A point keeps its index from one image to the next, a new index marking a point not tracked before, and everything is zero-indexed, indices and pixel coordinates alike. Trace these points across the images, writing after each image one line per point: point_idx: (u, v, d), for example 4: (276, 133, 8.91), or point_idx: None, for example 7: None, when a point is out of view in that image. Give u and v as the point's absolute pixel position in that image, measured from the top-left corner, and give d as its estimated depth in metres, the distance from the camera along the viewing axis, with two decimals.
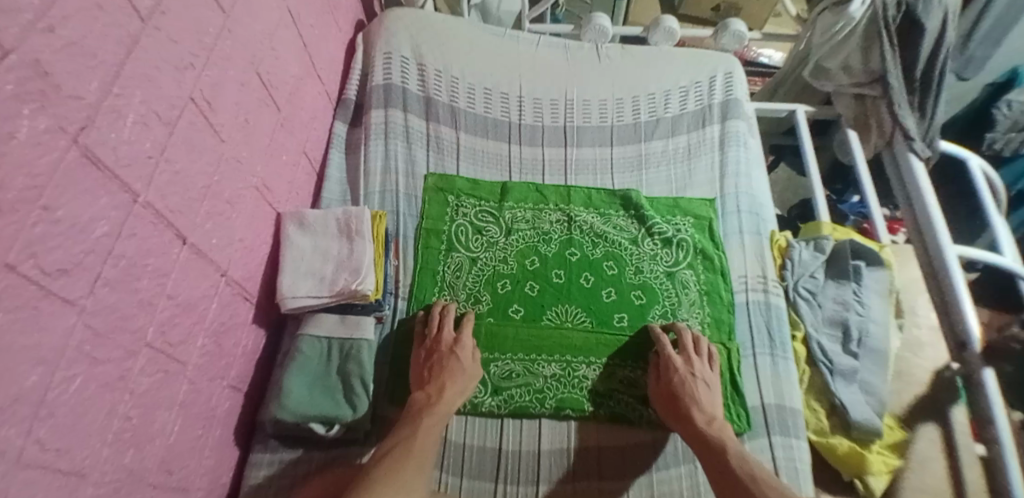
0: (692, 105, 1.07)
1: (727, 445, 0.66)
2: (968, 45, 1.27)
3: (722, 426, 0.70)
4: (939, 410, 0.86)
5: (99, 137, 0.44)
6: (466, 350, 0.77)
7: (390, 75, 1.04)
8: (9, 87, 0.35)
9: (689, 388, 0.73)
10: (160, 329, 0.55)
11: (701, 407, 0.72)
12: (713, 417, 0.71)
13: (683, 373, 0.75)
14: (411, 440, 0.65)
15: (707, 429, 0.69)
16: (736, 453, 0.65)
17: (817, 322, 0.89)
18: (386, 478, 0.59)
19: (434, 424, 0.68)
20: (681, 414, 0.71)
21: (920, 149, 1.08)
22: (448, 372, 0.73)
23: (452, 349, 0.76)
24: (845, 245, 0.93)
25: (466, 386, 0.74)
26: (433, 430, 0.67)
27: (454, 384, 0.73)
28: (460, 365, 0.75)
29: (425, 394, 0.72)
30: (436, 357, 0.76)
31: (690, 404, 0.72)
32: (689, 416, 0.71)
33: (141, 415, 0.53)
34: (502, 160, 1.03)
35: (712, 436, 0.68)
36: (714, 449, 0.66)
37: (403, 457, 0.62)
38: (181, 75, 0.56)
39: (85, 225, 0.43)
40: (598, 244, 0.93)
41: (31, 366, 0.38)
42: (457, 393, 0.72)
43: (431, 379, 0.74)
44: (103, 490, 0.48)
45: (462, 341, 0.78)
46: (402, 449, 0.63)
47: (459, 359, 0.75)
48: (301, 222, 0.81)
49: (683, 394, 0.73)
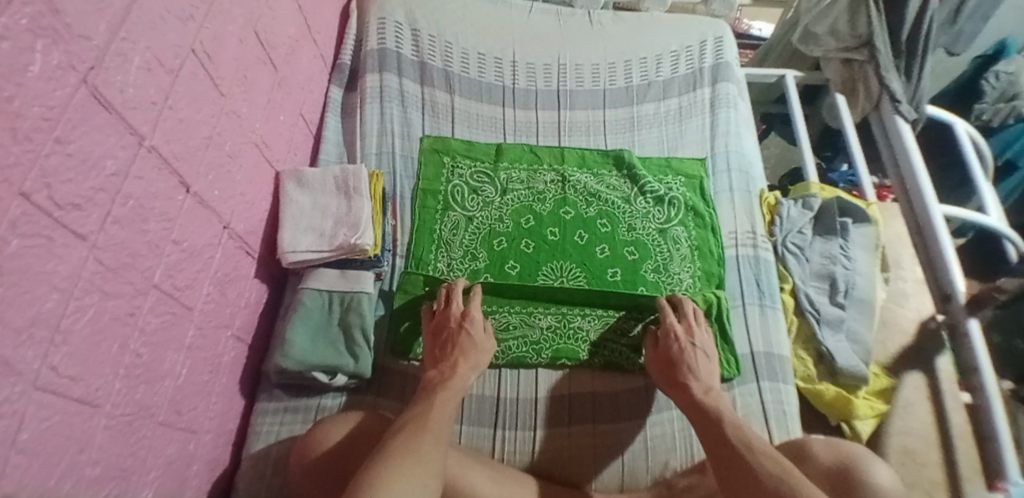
0: (683, 69, 1.10)
1: (722, 414, 0.63)
2: (957, 21, 1.26)
3: (719, 396, 0.68)
4: (924, 358, 0.89)
5: (107, 78, 0.46)
6: (477, 325, 0.75)
7: (384, 39, 1.06)
8: (24, 21, 0.35)
9: (688, 358, 0.72)
10: (168, 272, 0.57)
11: (698, 376, 0.70)
12: (710, 387, 0.69)
13: (683, 343, 0.74)
14: (426, 413, 0.60)
15: (703, 398, 0.66)
16: (731, 422, 0.62)
17: (805, 274, 0.92)
18: (399, 447, 0.54)
19: (450, 397, 0.64)
20: (677, 381, 0.70)
21: (906, 111, 1.09)
22: (459, 349, 0.71)
23: (461, 324, 0.75)
24: (832, 203, 0.96)
25: (479, 361, 0.71)
26: (449, 402, 0.64)
27: (466, 359, 0.70)
28: (472, 340, 0.73)
29: (439, 371, 0.69)
30: (446, 334, 0.74)
31: (687, 374, 0.70)
32: (685, 384, 0.69)
33: (150, 354, 0.54)
34: (497, 123, 1.05)
35: (707, 404, 0.65)
36: (710, 417, 0.63)
37: (419, 428, 0.58)
38: (183, 27, 0.58)
39: (95, 162, 0.45)
40: (592, 203, 0.95)
41: (47, 292, 0.39)
42: (469, 368, 0.70)
43: (444, 357, 0.71)
44: (115, 421, 0.49)
45: (471, 314, 0.76)
46: (416, 422, 0.58)
47: (469, 334, 0.74)
48: (300, 180, 0.83)
49: (680, 363, 0.72)
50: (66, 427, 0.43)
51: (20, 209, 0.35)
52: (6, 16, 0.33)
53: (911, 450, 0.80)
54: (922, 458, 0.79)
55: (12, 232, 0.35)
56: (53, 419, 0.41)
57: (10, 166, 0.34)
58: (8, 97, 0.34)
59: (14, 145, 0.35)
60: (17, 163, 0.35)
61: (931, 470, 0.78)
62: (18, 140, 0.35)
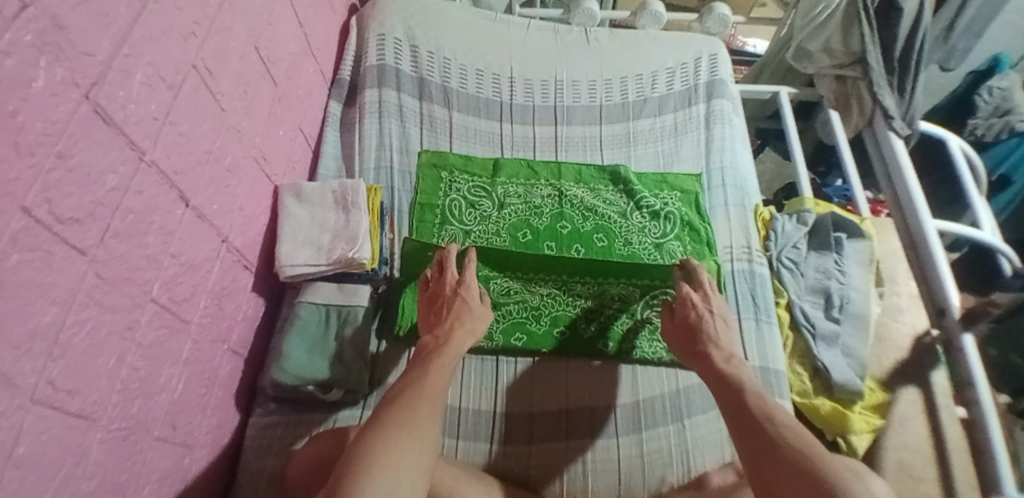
0: (679, 85, 1.11)
1: (744, 383, 0.64)
2: (950, 37, 1.29)
3: (740, 363, 0.68)
4: (921, 374, 0.90)
5: (109, 94, 0.46)
6: (472, 292, 0.76)
7: (383, 56, 1.08)
8: (29, 38, 0.36)
9: (705, 326, 0.73)
10: (166, 286, 0.57)
11: (719, 345, 0.70)
12: (732, 355, 0.70)
13: (701, 310, 0.75)
14: (424, 380, 0.61)
15: (725, 366, 0.67)
16: (752, 391, 0.62)
17: (800, 289, 0.93)
18: (396, 418, 0.54)
19: (447, 362, 0.65)
20: (697, 350, 0.71)
21: (899, 128, 1.10)
22: (455, 314, 0.72)
23: (457, 291, 0.75)
24: (826, 219, 0.98)
25: (476, 326, 0.72)
26: (444, 367, 0.64)
27: (463, 325, 0.71)
28: (467, 307, 0.73)
29: (434, 336, 0.70)
30: (442, 301, 0.75)
31: (707, 342, 0.71)
32: (706, 352, 0.70)
33: (148, 368, 0.55)
34: (494, 138, 1.06)
35: (729, 372, 0.66)
36: (732, 385, 0.64)
37: (412, 399, 0.57)
38: (185, 43, 0.59)
39: (96, 178, 0.45)
40: (588, 217, 0.95)
41: (46, 305, 0.40)
42: (467, 333, 0.70)
43: (439, 322, 0.72)
44: (110, 435, 0.49)
45: (467, 282, 0.76)
46: (414, 388, 0.59)
47: (465, 300, 0.74)
48: (298, 194, 0.84)
49: (699, 332, 0.72)
50: (61, 442, 0.43)
51: (21, 223, 0.36)
52: (9, 33, 0.34)
53: (906, 465, 0.80)
54: (918, 473, 0.79)
55: (12, 245, 0.35)
56: (50, 433, 0.41)
57: (12, 180, 0.35)
58: (11, 112, 0.34)
59: (16, 160, 0.35)
60: (19, 178, 0.35)
61: (927, 486, 0.78)
62: (21, 155, 0.36)
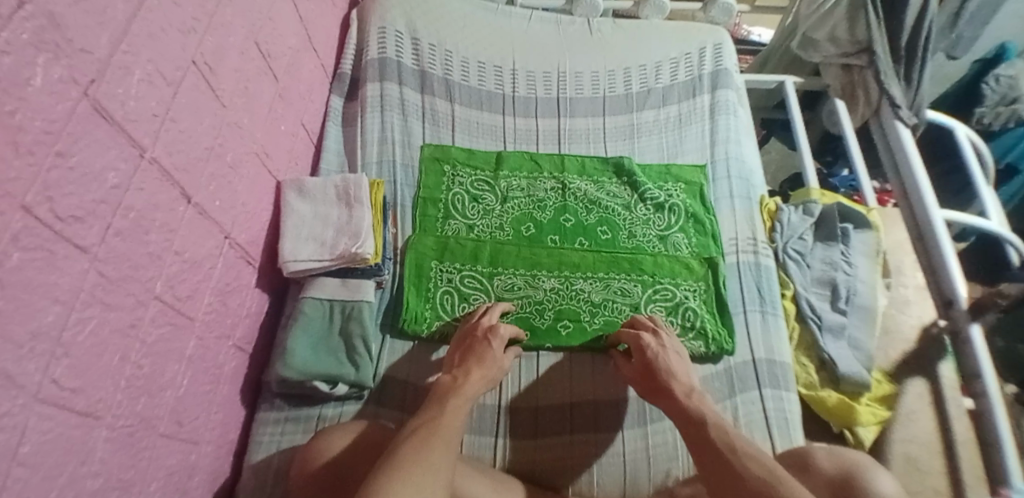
0: (683, 76, 1.10)
1: (706, 415, 0.61)
2: (958, 23, 1.24)
3: (702, 397, 0.66)
4: (928, 364, 0.89)
5: (109, 91, 0.46)
6: (502, 341, 0.75)
7: (385, 49, 1.07)
8: (26, 36, 0.36)
9: (662, 362, 0.71)
10: (169, 283, 0.57)
11: (679, 379, 0.68)
12: (693, 389, 0.67)
13: (654, 348, 0.73)
14: (438, 418, 0.60)
15: (686, 401, 0.64)
16: (715, 423, 0.60)
17: (806, 282, 0.92)
18: (410, 454, 0.53)
19: (461, 405, 0.63)
20: (658, 387, 0.68)
21: (906, 117, 1.09)
22: (478, 358, 0.71)
23: (487, 336, 0.75)
24: (833, 208, 0.97)
25: (492, 374, 0.70)
26: (460, 410, 0.63)
27: (482, 369, 0.70)
28: (492, 355, 0.72)
29: (451, 375, 0.69)
30: (470, 342, 0.75)
31: (667, 378, 0.69)
32: (667, 388, 0.67)
33: (152, 366, 0.55)
34: (497, 131, 1.05)
35: (692, 407, 0.63)
36: (694, 420, 0.61)
37: (430, 435, 0.57)
38: (184, 39, 0.58)
39: (97, 175, 0.45)
40: (592, 210, 0.95)
41: (49, 304, 0.40)
42: (484, 380, 0.69)
43: (461, 363, 0.71)
44: (115, 433, 0.49)
45: (498, 330, 0.76)
46: (429, 425, 0.58)
47: (491, 347, 0.73)
48: (301, 189, 0.83)
49: (657, 369, 0.70)
50: (66, 440, 0.43)
51: (21, 223, 0.36)
52: (7, 31, 0.33)
53: (914, 458, 0.80)
54: (926, 466, 0.79)
55: (13, 245, 0.35)
56: (55, 431, 0.41)
57: (11, 180, 0.34)
58: (9, 111, 0.34)
59: (15, 159, 0.35)
60: (18, 178, 0.35)
61: (934, 478, 0.78)
62: (20, 154, 0.35)
